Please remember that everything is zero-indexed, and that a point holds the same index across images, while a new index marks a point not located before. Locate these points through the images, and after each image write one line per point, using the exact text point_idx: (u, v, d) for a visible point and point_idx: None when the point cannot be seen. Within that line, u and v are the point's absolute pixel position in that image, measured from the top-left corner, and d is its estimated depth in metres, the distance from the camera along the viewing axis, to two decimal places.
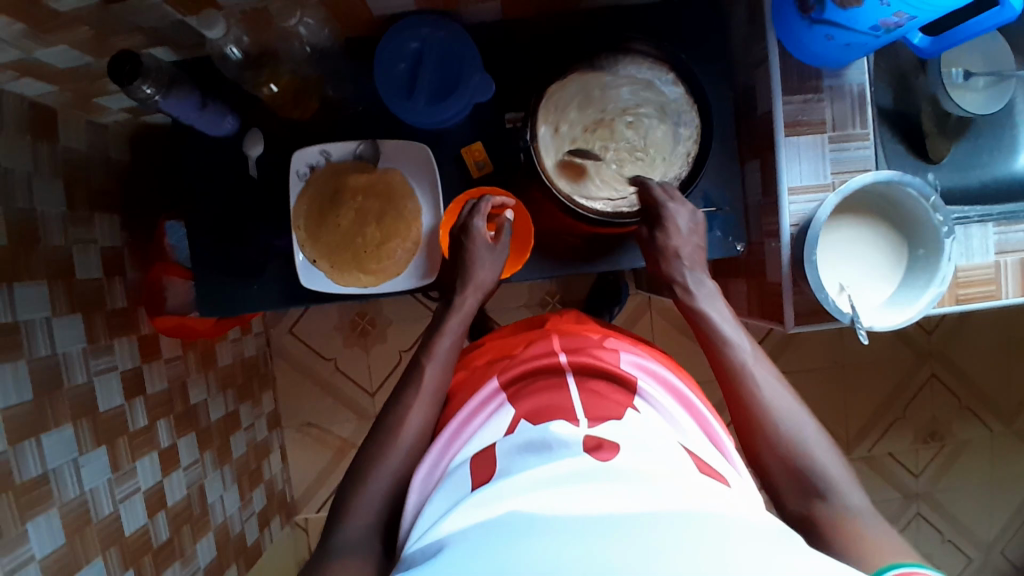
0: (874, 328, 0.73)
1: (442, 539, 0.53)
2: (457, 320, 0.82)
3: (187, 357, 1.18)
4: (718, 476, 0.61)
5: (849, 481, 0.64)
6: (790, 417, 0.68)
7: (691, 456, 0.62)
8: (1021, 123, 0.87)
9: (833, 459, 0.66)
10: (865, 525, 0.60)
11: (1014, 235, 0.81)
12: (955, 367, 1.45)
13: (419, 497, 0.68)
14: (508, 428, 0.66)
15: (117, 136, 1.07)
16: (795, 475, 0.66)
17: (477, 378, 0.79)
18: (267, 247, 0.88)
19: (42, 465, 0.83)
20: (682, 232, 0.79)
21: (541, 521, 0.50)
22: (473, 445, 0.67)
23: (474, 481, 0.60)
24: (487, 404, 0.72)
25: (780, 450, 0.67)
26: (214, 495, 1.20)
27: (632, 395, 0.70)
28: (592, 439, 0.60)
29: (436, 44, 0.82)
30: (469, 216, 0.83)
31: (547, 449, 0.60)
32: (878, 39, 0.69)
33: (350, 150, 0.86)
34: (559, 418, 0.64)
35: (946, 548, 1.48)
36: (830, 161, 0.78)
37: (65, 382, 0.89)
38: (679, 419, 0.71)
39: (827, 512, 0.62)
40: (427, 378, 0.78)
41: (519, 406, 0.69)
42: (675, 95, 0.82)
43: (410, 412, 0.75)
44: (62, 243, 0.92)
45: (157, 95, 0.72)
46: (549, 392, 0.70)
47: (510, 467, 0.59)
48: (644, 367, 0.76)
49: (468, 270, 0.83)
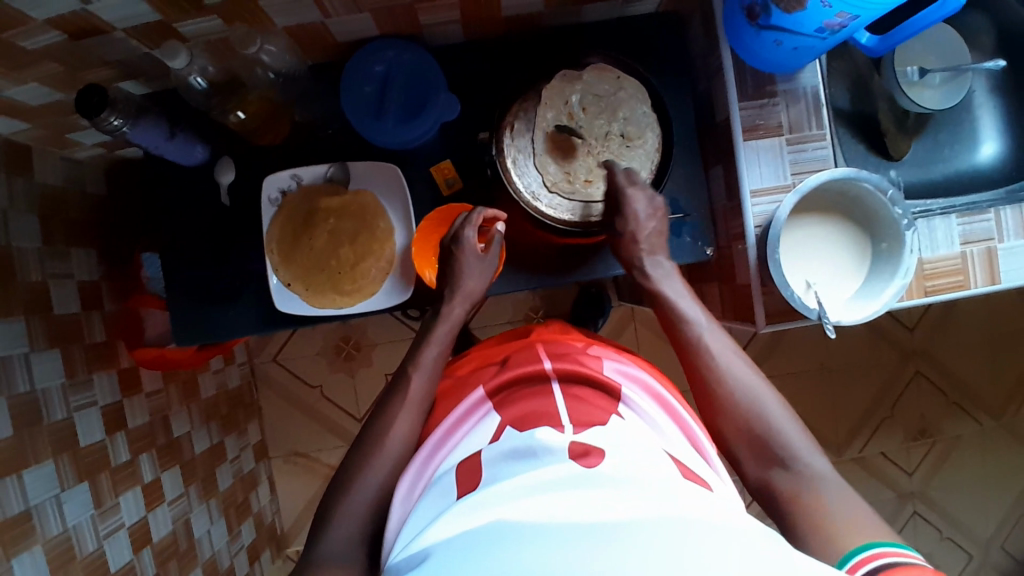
0: (842, 323, 0.74)
1: (428, 547, 0.52)
2: (446, 329, 0.83)
3: (169, 390, 1.17)
4: (701, 482, 0.61)
5: (810, 448, 0.67)
6: (752, 392, 0.71)
7: (674, 462, 0.62)
8: (979, 116, 0.89)
9: (792, 427, 0.68)
10: (826, 491, 0.63)
11: (979, 225, 0.83)
12: (941, 363, 1.45)
13: (404, 506, 0.68)
14: (491, 436, 0.66)
15: (92, 171, 1.08)
16: (754, 443, 0.69)
17: (458, 388, 0.79)
18: (242, 272, 0.89)
19: (24, 502, 0.82)
20: (640, 217, 0.79)
21: (526, 527, 0.49)
22: (457, 453, 0.68)
23: (460, 490, 0.60)
24: (472, 414, 0.72)
25: (741, 422, 0.70)
26: (201, 528, 1.18)
27: (616, 401, 0.70)
28: (580, 446, 0.60)
29: (402, 67, 0.84)
30: (461, 225, 0.83)
31: (533, 455, 0.60)
32: (825, 40, 0.70)
33: (321, 174, 0.86)
34: (544, 423, 0.65)
35: (946, 545, 1.47)
36: (790, 162, 0.80)
37: (44, 418, 0.88)
38: (662, 422, 0.71)
39: (787, 481, 0.65)
40: (414, 388, 0.78)
41: (502, 414, 0.69)
42: (611, 89, 0.83)
43: (395, 423, 0.75)
44: (39, 278, 0.93)
45: (126, 126, 0.73)
46: (528, 399, 0.70)
47: (496, 474, 0.59)
48: (627, 373, 0.76)
49: (457, 280, 0.83)
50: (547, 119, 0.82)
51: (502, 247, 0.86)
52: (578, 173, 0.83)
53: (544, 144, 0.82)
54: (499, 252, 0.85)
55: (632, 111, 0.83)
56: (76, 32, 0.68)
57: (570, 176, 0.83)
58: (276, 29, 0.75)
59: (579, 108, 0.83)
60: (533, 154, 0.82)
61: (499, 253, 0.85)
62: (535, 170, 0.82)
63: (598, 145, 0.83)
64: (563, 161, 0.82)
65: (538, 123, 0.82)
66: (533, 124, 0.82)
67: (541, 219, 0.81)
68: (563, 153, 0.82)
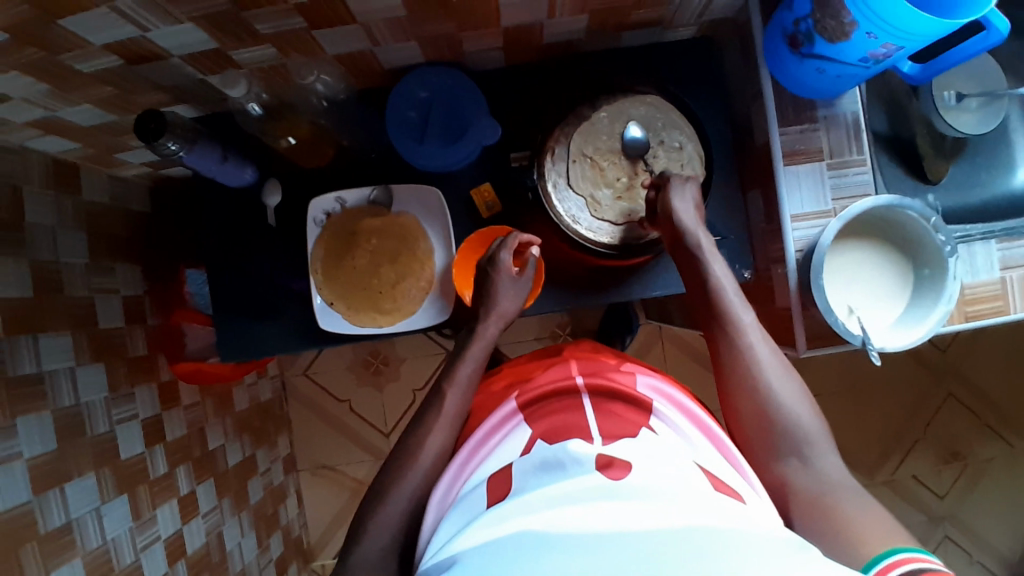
0: (885, 350, 0.74)
1: (454, 555, 0.53)
2: (479, 347, 0.82)
3: (205, 403, 1.19)
4: (732, 495, 0.59)
5: (825, 443, 0.69)
6: (774, 378, 0.71)
7: (705, 475, 0.61)
8: (1017, 140, 0.89)
9: (810, 417, 0.70)
10: (842, 495, 0.64)
11: (1018, 250, 0.82)
12: (973, 385, 1.43)
13: (437, 516, 0.68)
14: (524, 449, 0.66)
15: (137, 188, 1.11)
16: (775, 438, 0.69)
17: (490, 402, 0.80)
18: (285, 290, 0.90)
19: (65, 514, 0.84)
20: (686, 201, 0.77)
21: (553, 537, 0.50)
22: (490, 464, 0.68)
23: (491, 498, 0.60)
24: (505, 423, 0.73)
25: (761, 405, 0.70)
26: (233, 541, 1.19)
27: (648, 415, 0.70)
28: (604, 457, 0.60)
29: (443, 92, 0.85)
30: (498, 249, 0.84)
31: (560, 467, 0.60)
32: (869, 69, 0.71)
33: (365, 197, 0.88)
34: (575, 436, 0.65)
35: (977, 571, 1.44)
36: (830, 187, 0.80)
37: (87, 430, 0.90)
38: (696, 438, 0.70)
39: (806, 477, 0.66)
40: (448, 403, 0.78)
41: (536, 426, 0.69)
42: (650, 114, 0.84)
43: (431, 434, 0.75)
44: (85, 293, 0.95)
45: (182, 150, 0.75)
46: (563, 413, 0.70)
47: (525, 485, 0.59)
48: (660, 390, 0.75)
49: (492, 300, 0.83)
50: (585, 143, 0.83)
51: (537, 269, 0.86)
52: (618, 197, 0.84)
53: (584, 168, 0.83)
54: (534, 274, 0.86)
55: (674, 135, 0.84)
56: (133, 57, 0.70)
57: (609, 201, 0.83)
58: (326, 57, 0.77)
59: (615, 130, 0.83)
60: (573, 178, 0.83)
61: (533, 275, 0.86)
62: (573, 194, 0.83)
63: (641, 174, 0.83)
64: (602, 186, 0.83)
65: (575, 147, 0.83)
66: (572, 149, 0.83)
67: (582, 242, 0.83)
68: (602, 177, 0.83)
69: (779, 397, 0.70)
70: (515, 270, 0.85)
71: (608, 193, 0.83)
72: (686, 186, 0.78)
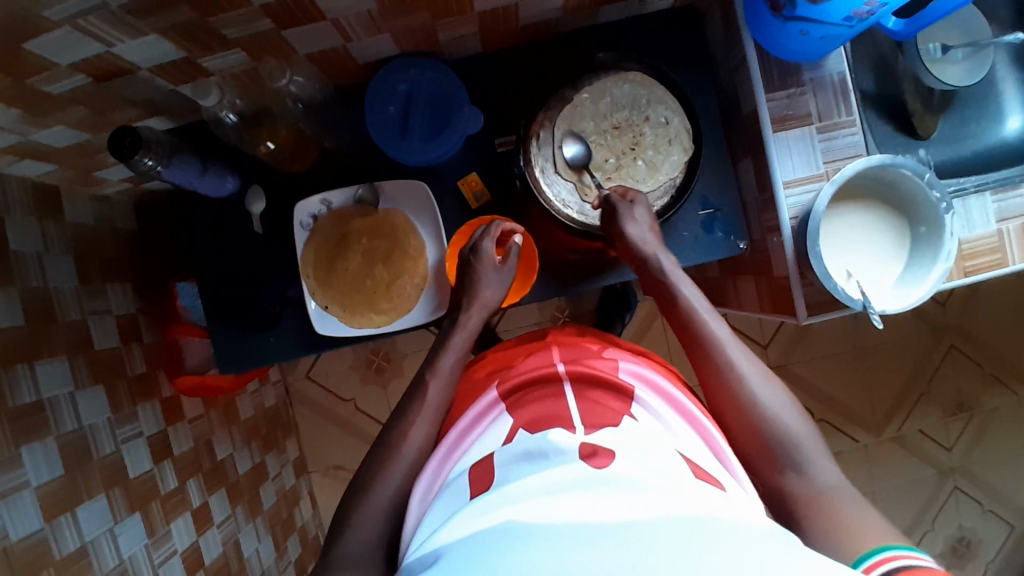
0: (886, 313, 0.73)
1: (439, 549, 0.51)
2: (462, 338, 0.82)
3: (210, 415, 1.19)
4: (715, 482, 0.58)
5: (819, 450, 0.67)
6: (758, 388, 0.70)
7: (686, 462, 0.60)
8: (1006, 89, 0.88)
9: (801, 425, 0.68)
10: (841, 499, 0.62)
11: (1013, 201, 0.82)
12: (975, 336, 1.44)
13: (419, 509, 0.67)
14: (506, 437, 0.66)
15: (120, 205, 1.09)
16: (769, 449, 0.67)
17: (472, 391, 0.79)
18: (279, 298, 0.89)
19: (80, 538, 0.84)
20: (640, 221, 0.79)
21: (535, 526, 0.48)
22: (471, 455, 0.67)
23: (474, 490, 0.59)
24: (485, 414, 0.72)
25: (749, 416, 0.69)
26: (250, 548, 1.20)
27: (629, 402, 0.69)
28: (588, 446, 0.59)
29: (424, 85, 0.84)
30: (479, 237, 0.84)
31: (543, 457, 0.59)
32: (853, 28, 0.69)
33: (351, 196, 0.87)
34: (556, 427, 0.64)
35: (988, 517, 1.46)
36: (821, 151, 0.79)
37: (93, 453, 0.90)
38: (676, 424, 0.69)
39: (804, 487, 0.64)
40: (431, 394, 0.77)
41: (516, 416, 0.69)
42: (633, 91, 0.82)
43: (414, 426, 0.74)
44: (78, 316, 0.94)
45: (159, 166, 0.73)
46: (545, 400, 0.70)
47: (509, 475, 0.58)
48: (640, 375, 0.74)
49: (474, 290, 0.83)
50: (570, 126, 0.82)
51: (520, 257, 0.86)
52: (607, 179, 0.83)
53: (570, 152, 0.82)
54: (517, 262, 0.86)
55: (660, 111, 0.82)
56: (101, 74, 0.68)
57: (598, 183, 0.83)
58: (300, 58, 0.75)
59: (599, 112, 0.82)
60: (560, 163, 0.82)
61: (516, 264, 0.85)
62: (562, 179, 0.82)
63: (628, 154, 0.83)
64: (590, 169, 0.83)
65: (561, 131, 0.82)
66: (558, 132, 0.82)
67: (573, 227, 0.83)
68: (590, 160, 0.82)
69: (767, 407, 0.69)
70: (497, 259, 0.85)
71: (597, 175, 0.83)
72: (634, 208, 0.79)
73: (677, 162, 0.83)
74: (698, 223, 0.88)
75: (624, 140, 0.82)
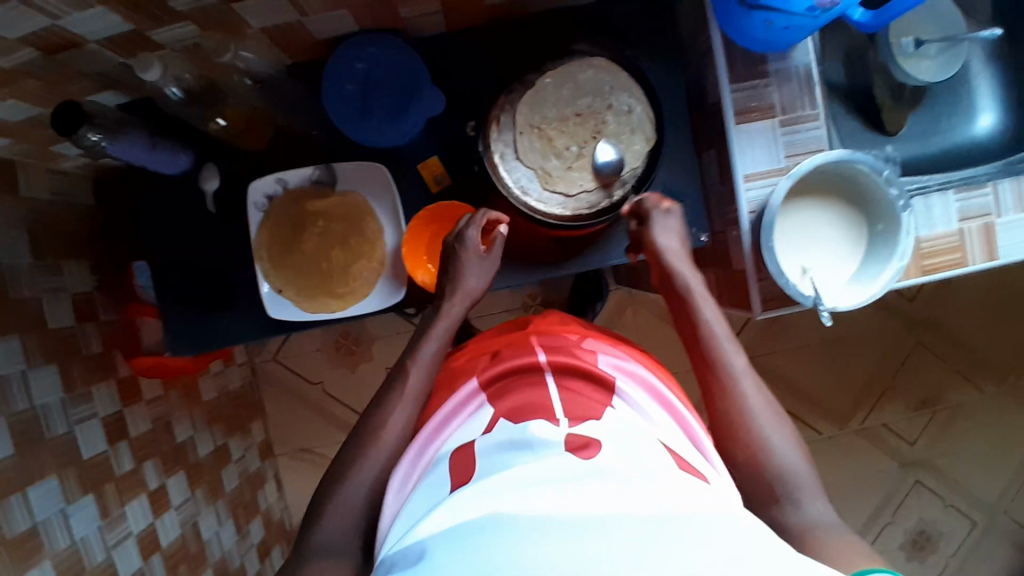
0: (838, 309, 0.73)
1: (421, 542, 0.49)
2: (442, 328, 0.79)
3: (169, 396, 1.17)
4: (698, 473, 0.58)
5: (814, 490, 0.63)
6: (758, 416, 0.68)
7: (670, 453, 0.59)
8: (978, 86, 0.87)
9: (800, 464, 0.65)
10: (831, 534, 0.59)
11: (977, 200, 0.81)
12: (942, 332, 1.45)
13: (397, 498, 0.65)
14: (486, 427, 0.63)
15: (79, 180, 1.07)
16: (761, 479, 0.65)
17: (453, 377, 0.76)
18: (232, 280, 0.88)
19: (30, 518, 0.83)
20: (666, 228, 0.78)
21: (527, 519, 0.47)
22: (453, 441, 0.65)
23: (454, 481, 0.57)
24: (467, 404, 0.69)
25: (747, 444, 0.67)
26: (210, 530, 1.19)
27: (610, 394, 0.67)
28: (578, 438, 0.57)
29: (386, 63, 0.81)
30: (465, 226, 0.81)
31: (525, 447, 0.57)
32: (818, 18, 0.67)
33: (307, 177, 0.84)
34: (538, 417, 0.61)
35: (949, 511, 1.48)
36: (783, 144, 0.78)
37: (45, 432, 0.88)
38: (658, 416, 0.67)
39: (796, 520, 0.62)
40: (413, 380, 0.74)
41: (498, 406, 0.66)
42: (597, 79, 0.81)
43: (393, 411, 0.71)
44: (31, 294, 0.92)
45: (104, 142, 0.71)
46: (524, 390, 0.66)
47: (490, 465, 0.56)
48: (623, 366, 0.72)
49: (455, 279, 0.80)
50: (530, 112, 0.80)
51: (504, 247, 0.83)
52: (567, 166, 0.81)
53: (531, 138, 0.80)
54: (500, 253, 0.82)
55: (625, 97, 0.81)
56: (51, 48, 0.66)
57: (558, 170, 0.81)
58: (251, 32, 0.73)
59: (561, 98, 0.81)
60: (519, 147, 0.80)
61: (500, 254, 0.82)
62: (521, 165, 0.80)
63: (590, 142, 0.81)
64: (550, 155, 0.81)
65: (522, 116, 0.80)
66: (518, 118, 0.80)
67: (532, 215, 0.80)
68: (550, 147, 0.81)
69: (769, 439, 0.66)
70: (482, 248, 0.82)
71: (557, 162, 0.81)
72: (667, 217, 0.79)
73: (639, 150, 0.81)
74: None
75: (586, 126, 0.81)
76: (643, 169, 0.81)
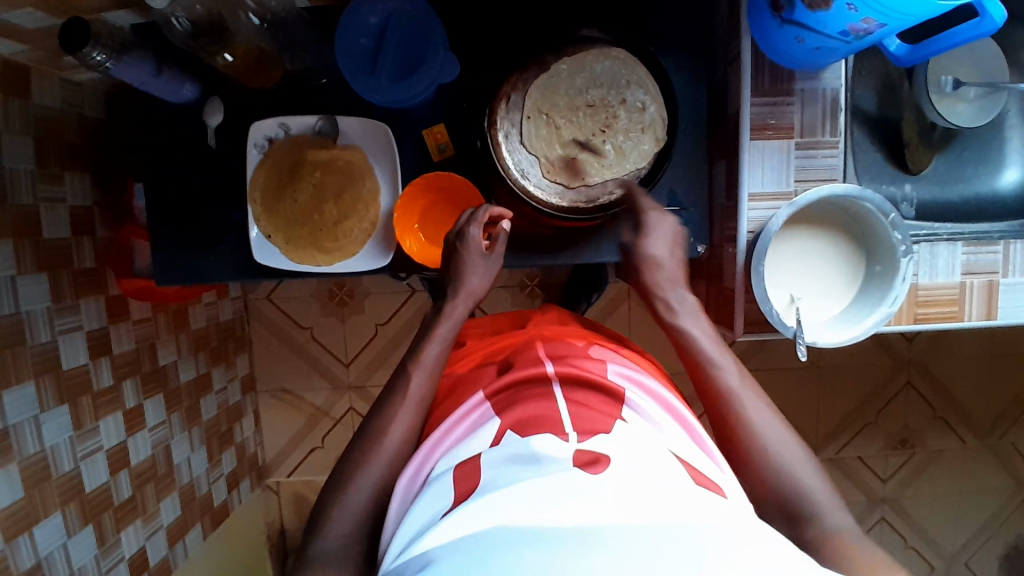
0: (817, 344, 0.72)
1: (427, 553, 0.46)
2: (445, 329, 0.75)
3: (158, 319, 1.19)
4: (713, 488, 0.53)
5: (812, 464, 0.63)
6: (745, 396, 0.67)
7: (682, 464, 0.54)
8: (1011, 138, 0.84)
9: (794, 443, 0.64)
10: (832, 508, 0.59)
11: (985, 256, 0.78)
12: (934, 377, 1.43)
13: (401, 505, 0.60)
14: (493, 440, 0.57)
15: (91, 93, 1.06)
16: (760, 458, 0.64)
17: (461, 386, 0.70)
18: (225, 220, 0.87)
19: (2, 421, 0.85)
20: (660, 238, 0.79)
21: (544, 532, 0.44)
22: (455, 454, 0.59)
23: (458, 494, 0.51)
24: (469, 415, 0.63)
25: (739, 425, 0.66)
26: (181, 455, 1.23)
27: (621, 405, 0.61)
28: (587, 453, 0.52)
29: (401, 20, 0.79)
30: (466, 222, 0.78)
31: (532, 462, 0.51)
32: (850, 44, 0.65)
33: (310, 125, 0.84)
34: (545, 431, 0.55)
35: (909, 554, 1.47)
36: (795, 167, 0.75)
37: (27, 339, 0.90)
38: (668, 427, 0.62)
39: (796, 494, 0.61)
40: (413, 389, 0.69)
41: (505, 416, 0.59)
42: (614, 71, 0.78)
43: (394, 421, 0.67)
44: (29, 201, 0.93)
45: (109, 61, 0.70)
46: (533, 402, 0.60)
47: (496, 480, 0.51)
48: (632, 377, 0.66)
49: (459, 278, 0.77)
50: (542, 95, 0.78)
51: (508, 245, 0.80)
52: (571, 157, 0.79)
53: (539, 122, 0.78)
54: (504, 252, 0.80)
55: (640, 94, 0.79)
56: None
57: (560, 160, 0.79)
58: None
59: (576, 85, 0.78)
60: (524, 130, 0.79)
61: (504, 252, 0.80)
62: (524, 147, 0.79)
63: (597, 136, 0.79)
64: (554, 143, 0.79)
65: (532, 97, 0.78)
66: (529, 98, 0.78)
67: (527, 199, 0.79)
68: (556, 134, 0.79)
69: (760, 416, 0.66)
70: (484, 246, 0.79)
71: (560, 151, 0.79)
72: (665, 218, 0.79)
73: (645, 151, 0.80)
74: (661, 217, 0.84)
75: (595, 119, 0.79)
76: (645, 171, 0.80)
